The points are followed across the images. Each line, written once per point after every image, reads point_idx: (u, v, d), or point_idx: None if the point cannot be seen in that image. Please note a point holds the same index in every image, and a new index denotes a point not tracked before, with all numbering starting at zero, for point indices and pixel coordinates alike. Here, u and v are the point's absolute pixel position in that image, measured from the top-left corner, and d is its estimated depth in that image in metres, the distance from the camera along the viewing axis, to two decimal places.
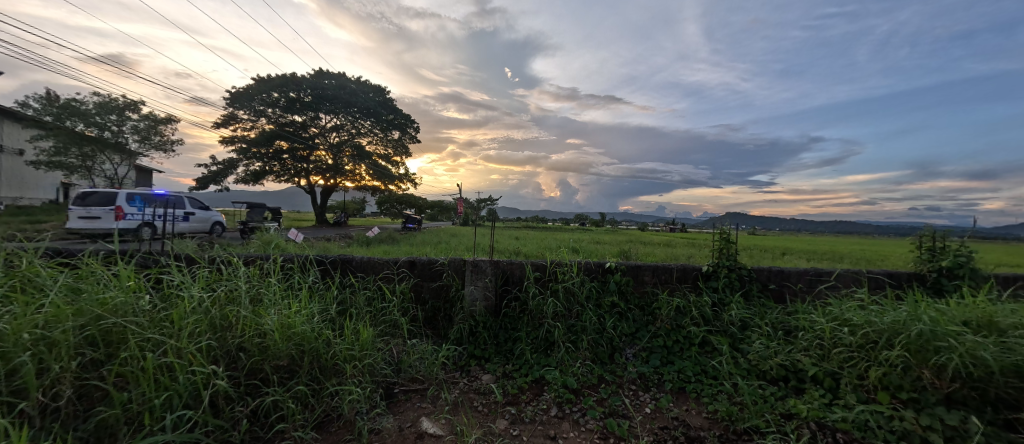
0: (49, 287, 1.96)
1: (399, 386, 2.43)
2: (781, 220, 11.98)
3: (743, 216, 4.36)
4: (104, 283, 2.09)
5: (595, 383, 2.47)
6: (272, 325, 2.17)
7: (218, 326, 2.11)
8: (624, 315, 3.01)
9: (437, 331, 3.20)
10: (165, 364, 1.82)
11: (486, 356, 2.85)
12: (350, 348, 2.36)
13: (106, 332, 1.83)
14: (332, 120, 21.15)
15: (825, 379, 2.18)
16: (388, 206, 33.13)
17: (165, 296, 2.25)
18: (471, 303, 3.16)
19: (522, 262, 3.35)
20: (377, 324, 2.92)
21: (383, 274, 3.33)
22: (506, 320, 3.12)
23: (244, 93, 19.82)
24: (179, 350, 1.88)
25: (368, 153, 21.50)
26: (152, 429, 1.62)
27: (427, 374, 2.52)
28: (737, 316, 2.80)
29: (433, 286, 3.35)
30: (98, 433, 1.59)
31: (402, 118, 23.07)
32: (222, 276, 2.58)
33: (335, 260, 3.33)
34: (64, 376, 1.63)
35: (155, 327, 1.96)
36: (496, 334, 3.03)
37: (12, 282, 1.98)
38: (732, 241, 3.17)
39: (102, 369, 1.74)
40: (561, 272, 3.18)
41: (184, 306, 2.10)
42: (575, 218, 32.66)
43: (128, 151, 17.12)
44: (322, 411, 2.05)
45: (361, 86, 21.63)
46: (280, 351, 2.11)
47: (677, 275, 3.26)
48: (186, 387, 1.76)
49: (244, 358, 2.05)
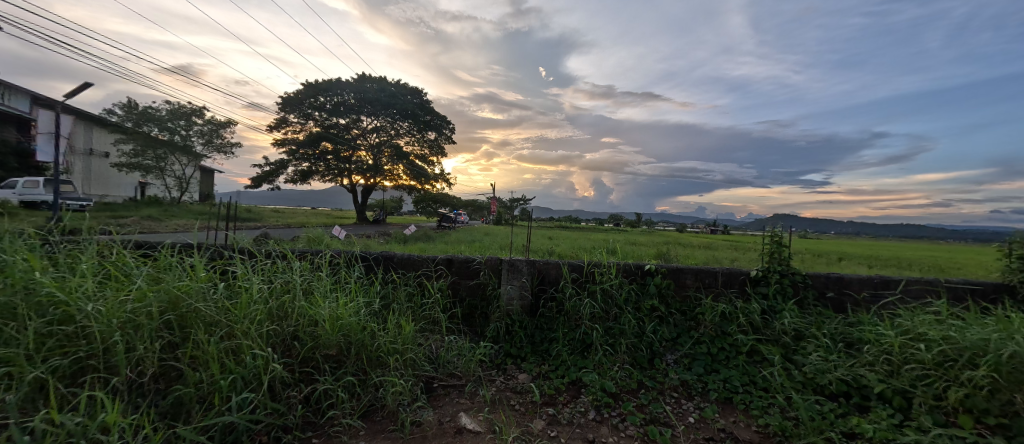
0: (135, 276, 2.19)
1: (438, 381, 2.50)
2: (837, 222, 11.10)
3: (794, 218, 4.08)
4: (179, 273, 2.32)
5: (634, 388, 2.41)
6: (324, 316, 2.32)
7: (276, 315, 2.29)
8: (663, 319, 2.93)
9: (474, 328, 3.25)
10: (232, 349, 1.97)
11: (522, 355, 2.86)
12: (393, 341, 2.46)
13: (183, 316, 2.03)
14: (372, 122, 22.04)
15: (894, 397, 1.99)
16: (424, 205, 34.31)
17: (231, 286, 2.45)
18: (507, 302, 3.20)
19: (559, 262, 3.35)
20: (418, 319, 3.03)
21: (422, 271, 3.42)
22: (542, 320, 3.13)
23: (293, 97, 21.18)
24: (243, 336, 2.04)
25: (406, 153, 22.22)
26: (221, 408, 1.75)
27: (464, 370, 2.58)
28: (791, 325, 2.63)
29: (470, 284, 3.40)
30: (176, 408, 1.75)
31: (437, 119, 23.70)
32: (279, 269, 2.79)
33: (378, 256, 3.47)
34: (148, 356, 1.80)
35: (224, 313, 2.14)
36: (531, 334, 3.04)
37: (107, 270, 2.24)
38: (785, 245, 2.97)
39: (177, 351, 1.91)
40: (599, 272, 3.14)
41: (247, 295, 2.29)
42: (609, 218, 32.10)
43: (193, 153, 18.70)
44: (367, 401, 2.14)
45: (400, 88, 22.40)
46: (331, 342, 2.24)
47: (723, 280, 3.12)
48: (249, 371, 1.90)
49: (298, 346, 2.19)
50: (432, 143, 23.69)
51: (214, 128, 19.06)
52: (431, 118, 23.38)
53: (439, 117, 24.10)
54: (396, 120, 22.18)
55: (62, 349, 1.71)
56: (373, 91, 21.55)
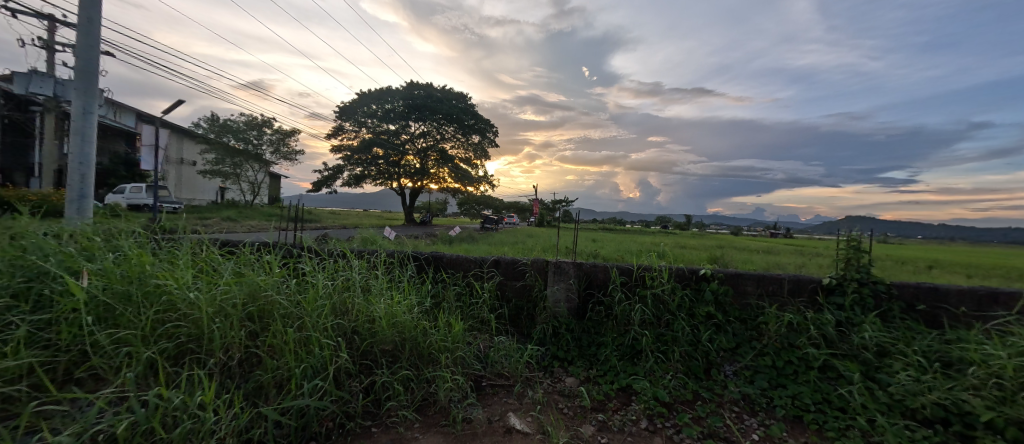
0: (224, 270, 2.46)
1: (486, 379, 2.55)
2: (924, 225, 9.85)
3: (873, 220, 3.69)
4: (258, 269, 2.57)
5: (690, 399, 2.30)
6: (381, 314, 2.45)
7: (339, 310, 2.46)
8: (721, 327, 2.77)
9: (521, 329, 3.28)
10: (303, 340, 2.14)
11: (570, 358, 2.84)
12: (444, 339, 2.55)
13: (262, 308, 2.25)
14: (420, 128, 22.98)
15: (1008, 429, 1.72)
16: (468, 207, 35.16)
17: (301, 281, 2.67)
18: (554, 303, 3.20)
19: (607, 265, 3.28)
20: (466, 317, 3.12)
21: (470, 271, 3.51)
22: (590, 324, 3.09)
23: (350, 106, 22.69)
24: (312, 328, 2.22)
25: (451, 157, 22.93)
26: (294, 393, 1.91)
27: (512, 370, 2.60)
28: (873, 340, 2.37)
29: (516, 285, 3.44)
30: (257, 391, 1.93)
31: (481, 123, 24.23)
32: (341, 267, 3.00)
33: (429, 257, 3.60)
34: (234, 342, 2.01)
35: (295, 306, 2.34)
36: (578, 337, 3.01)
37: (201, 265, 2.53)
38: (865, 251, 2.69)
39: (258, 339, 2.11)
40: (649, 277, 3.04)
41: (315, 291, 2.48)
42: (655, 221, 30.89)
43: (264, 160, 20.59)
44: (421, 395, 2.24)
45: (446, 94, 23.21)
46: (387, 337, 2.37)
47: (789, 288, 2.89)
48: (317, 361, 2.05)
49: (358, 340, 2.34)
50: (476, 146, 24.25)
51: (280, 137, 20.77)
52: (475, 122, 23.96)
53: (483, 121, 24.60)
54: (442, 125, 22.97)
55: (167, 333, 1.96)
56: (421, 98, 22.51)
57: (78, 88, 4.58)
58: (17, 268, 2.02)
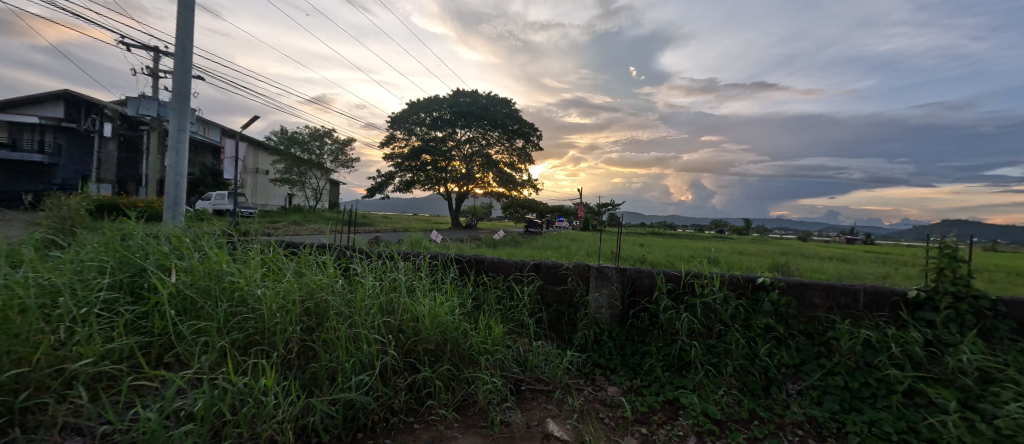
0: (286, 269, 2.69)
1: (526, 384, 2.54)
2: None
3: (975, 224, 3.19)
4: (315, 270, 2.78)
5: (745, 418, 2.12)
6: (424, 314, 2.55)
7: (386, 309, 2.59)
8: (781, 342, 2.53)
9: (561, 335, 3.23)
10: (353, 336, 2.28)
11: (612, 366, 2.74)
12: (484, 341, 2.59)
13: (317, 305, 2.43)
14: (466, 134, 23.65)
15: None
16: (512, 211, 35.46)
17: (352, 281, 2.85)
18: (595, 310, 3.12)
19: (652, 271, 3.15)
20: (506, 320, 3.14)
21: (512, 274, 3.52)
22: (634, 332, 2.98)
23: (401, 115, 23.94)
24: (361, 325, 2.36)
25: (496, 161, 23.33)
26: (343, 386, 2.03)
27: (552, 376, 2.57)
28: (973, 363, 2.03)
29: (557, 290, 3.40)
30: (312, 382, 2.07)
31: (525, 128, 24.46)
32: (388, 268, 3.16)
33: (470, 259, 3.67)
34: (293, 335, 2.18)
35: (347, 304, 2.50)
36: (622, 345, 2.91)
37: (268, 264, 2.80)
38: (963, 260, 2.32)
39: (314, 333, 2.28)
40: (700, 284, 2.86)
41: (364, 290, 2.64)
42: (710, 225, 29.08)
43: (325, 168, 22.31)
44: (461, 395, 2.29)
45: (491, 100, 23.72)
46: (429, 337, 2.45)
47: (865, 300, 2.59)
48: (365, 357, 2.17)
49: (403, 338, 2.45)
50: (520, 150, 24.49)
51: (339, 146, 22.36)
52: (519, 126, 24.22)
53: (527, 126, 24.76)
54: (488, 130, 23.48)
55: (239, 326, 2.17)
56: (467, 105, 23.19)
57: (175, 109, 5.28)
58: (124, 264, 2.36)
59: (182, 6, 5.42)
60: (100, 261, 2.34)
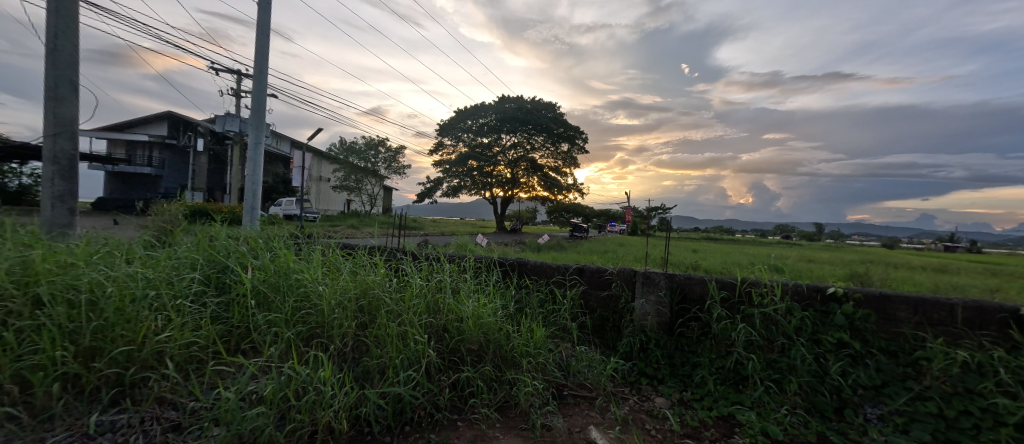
0: (343, 269, 2.91)
1: (568, 389, 2.51)
2: None
3: None
4: (369, 270, 2.97)
5: (813, 442, 1.92)
6: (468, 314, 2.62)
7: (432, 309, 2.70)
8: (857, 360, 2.27)
9: (605, 341, 3.15)
10: (402, 333, 2.39)
11: (659, 376, 2.62)
12: (526, 344, 2.61)
13: (370, 302, 2.59)
14: (511, 139, 23.97)
15: None
16: (557, 215, 35.24)
17: (401, 281, 3.01)
18: (641, 316, 3.01)
19: (704, 278, 2.98)
20: (549, 324, 3.12)
21: (554, 278, 3.50)
22: (683, 341, 2.83)
23: (449, 123, 24.84)
24: (409, 323, 2.48)
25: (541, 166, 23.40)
26: (392, 380, 2.14)
27: (595, 383, 2.51)
28: None
29: (601, 295, 3.32)
30: (364, 375, 2.20)
31: (570, 131, 24.32)
32: (435, 269, 3.29)
33: (513, 262, 3.71)
34: (348, 330, 2.35)
35: (396, 303, 2.64)
36: (670, 355, 2.77)
37: (328, 264, 3.04)
38: None
39: (367, 329, 2.43)
40: (758, 293, 2.65)
41: (412, 290, 2.77)
42: (773, 230, 26.83)
43: (379, 175, 23.71)
44: (503, 396, 2.31)
45: (536, 105, 23.86)
46: (472, 337, 2.51)
47: (964, 317, 2.25)
48: (412, 354, 2.28)
49: (448, 337, 2.53)
50: (565, 154, 24.37)
51: (392, 154, 23.54)
52: (564, 130, 24.12)
53: (572, 129, 24.55)
54: (532, 135, 23.65)
55: (302, 319, 2.37)
56: (512, 111, 23.53)
57: (253, 125, 5.93)
58: (210, 262, 2.68)
59: (260, 33, 6.11)
60: (191, 259, 2.68)
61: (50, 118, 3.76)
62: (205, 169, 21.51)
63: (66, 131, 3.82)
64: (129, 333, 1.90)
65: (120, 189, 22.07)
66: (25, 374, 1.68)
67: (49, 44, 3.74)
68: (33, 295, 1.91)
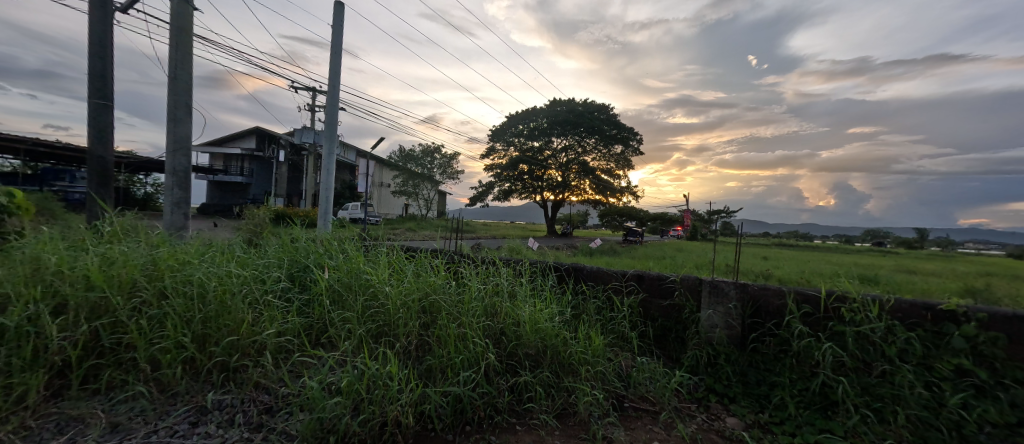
0: (407, 270, 3.07)
1: (629, 401, 2.41)
2: None
3: None
4: (430, 272, 3.10)
5: None
6: (525, 319, 2.63)
7: (490, 312, 2.75)
8: (982, 392, 1.92)
9: (668, 353, 2.99)
10: (462, 335, 2.46)
11: (731, 394, 2.43)
12: (584, 352, 2.56)
13: (431, 304, 2.70)
14: (562, 142, 23.82)
15: None
16: (609, 219, 34.34)
17: (460, 284, 3.11)
18: (708, 328, 2.82)
19: (782, 289, 2.71)
20: (607, 332, 3.04)
21: (612, 284, 3.39)
22: (758, 358, 2.60)
23: (501, 129, 25.27)
24: (468, 325, 2.54)
25: (593, 168, 23.00)
26: (454, 379, 2.21)
27: (658, 397, 2.39)
28: None
29: (663, 304, 3.16)
30: (427, 373, 2.29)
31: (624, 132, 23.64)
32: (491, 273, 3.35)
33: (569, 268, 3.66)
34: (412, 330, 2.46)
35: (457, 305, 2.73)
36: (742, 371, 2.57)
37: (393, 265, 3.22)
38: None
39: (429, 330, 2.54)
40: (851, 309, 2.35)
41: (471, 293, 2.85)
42: (859, 236, 23.88)
43: (434, 180, 24.78)
44: (561, 403, 2.29)
45: (588, 107, 23.49)
46: (530, 342, 2.52)
47: None
48: (471, 356, 2.32)
49: (505, 340, 2.56)
50: (618, 156, 23.76)
51: (447, 160, 24.74)
52: (618, 131, 23.46)
53: (626, 130, 23.84)
54: (584, 137, 23.34)
55: (371, 318, 2.53)
56: (563, 114, 23.35)
57: (327, 137, 6.50)
58: (293, 262, 2.98)
59: (334, 53, 6.70)
60: (279, 260, 2.99)
61: (170, 137, 4.43)
62: (285, 177, 23.99)
63: (183, 147, 4.48)
64: (232, 324, 2.16)
65: (218, 196, 25.30)
66: (155, 355, 1.97)
67: (172, 74, 4.41)
68: (160, 287, 2.24)
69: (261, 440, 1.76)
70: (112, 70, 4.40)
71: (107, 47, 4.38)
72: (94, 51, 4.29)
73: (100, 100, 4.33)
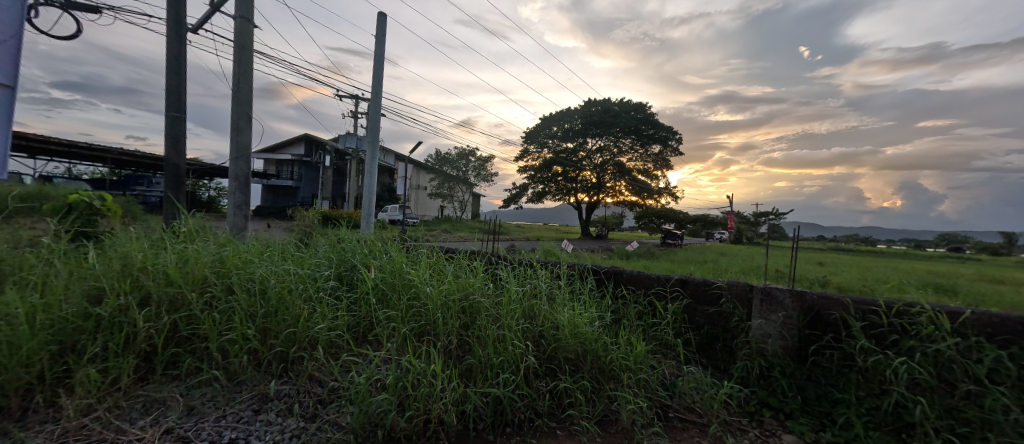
0: (447, 271, 3.14)
1: (674, 411, 2.32)
2: None
3: None
4: (469, 274, 3.16)
5: None
6: (564, 323, 2.60)
7: (528, 314, 2.76)
8: None
9: (716, 363, 2.85)
10: (502, 336, 2.48)
11: (787, 409, 2.27)
12: (626, 358, 2.50)
13: (471, 304, 2.75)
14: (597, 143, 23.44)
15: None
16: (646, 220, 33.34)
17: (498, 285, 3.14)
18: (760, 338, 2.70)
19: (844, 298, 2.51)
20: (648, 339, 2.95)
21: (653, 289, 3.28)
22: (817, 371, 2.42)
23: (535, 131, 25.23)
24: (508, 327, 2.56)
25: (629, 169, 22.44)
26: (494, 381, 2.22)
27: (706, 408, 2.29)
28: None
29: (709, 311, 3.02)
30: (468, 373, 2.33)
31: (663, 132, 22.89)
32: (529, 275, 3.35)
33: (608, 271, 3.58)
34: (452, 329, 2.52)
35: (496, 307, 2.76)
36: (799, 385, 2.40)
37: (434, 266, 3.31)
38: None
39: (469, 330, 2.58)
40: (927, 322, 2.14)
41: (509, 295, 2.87)
42: (931, 241, 21.61)
43: (469, 182, 25.23)
44: (602, 409, 2.25)
45: (624, 106, 22.98)
46: (569, 347, 2.48)
47: None
48: (511, 357, 2.33)
49: (544, 344, 2.55)
50: (656, 156, 23.05)
51: (482, 163, 25.10)
52: (656, 131, 22.75)
53: (664, 129, 23.07)
54: (620, 138, 22.84)
55: (414, 317, 2.61)
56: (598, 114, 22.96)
57: (370, 142, 6.79)
58: (342, 262, 3.13)
59: (377, 62, 7.00)
60: (329, 259, 3.16)
61: (234, 145, 4.82)
62: (330, 181, 25.36)
63: (244, 154, 4.85)
64: (289, 319, 2.31)
65: (271, 198, 27.19)
66: (224, 346, 2.14)
67: (235, 87, 4.80)
68: (227, 283, 2.43)
69: (315, 429, 1.86)
70: (185, 86, 4.86)
71: (182, 65, 4.85)
72: (171, 69, 4.77)
73: (175, 113, 4.79)
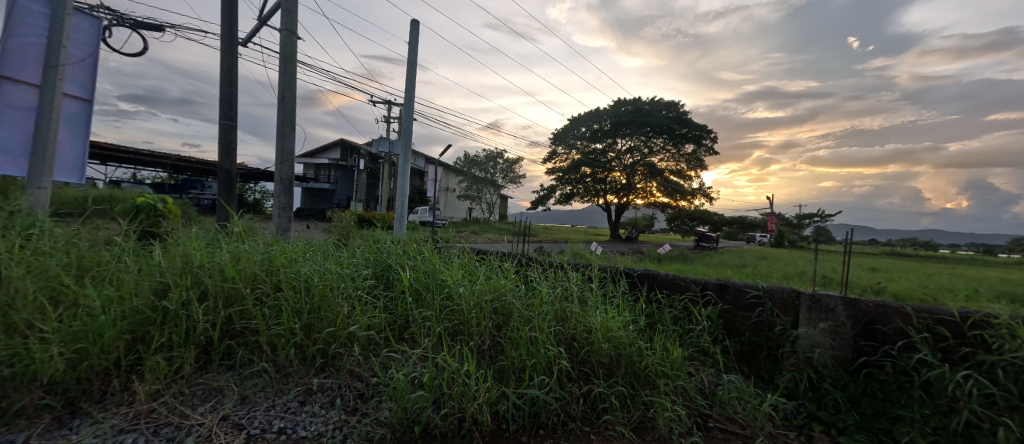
0: (479, 272, 3.19)
1: (714, 421, 2.23)
2: None
3: None
4: (500, 275, 3.18)
5: None
6: (597, 326, 2.57)
7: (560, 316, 2.75)
8: None
9: (758, 372, 2.71)
10: (534, 338, 2.48)
11: (840, 424, 2.13)
12: (662, 364, 2.43)
13: (503, 305, 2.77)
14: (627, 143, 22.97)
15: None
16: (678, 222, 32.27)
17: (529, 287, 3.14)
18: (808, 348, 2.53)
19: (903, 307, 2.33)
20: (685, 345, 2.85)
21: (689, 294, 3.17)
22: (874, 385, 2.25)
23: (563, 132, 25.06)
24: (540, 329, 2.55)
25: (661, 170, 21.83)
26: (528, 383, 2.23)
27: (749, 419, 2.18)
28: None
29: (751, 318, 2.88)
30: (501, 374, 2.34)
31: (697, 130, 22.11)
32: (560, 277, 3.34)
33: (641, 274, 3.50)
34: (485, 330, 2.55)
35: (527, 308, 2.76)
36: (853, 399, 2.24)
37: (466, 267, 3.37)
38: None
39: (502, 332, 2.60)
40: (1003, 336, 1.95)
41: (541, 297, 2.87)
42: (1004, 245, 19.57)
43: (497, 184, 25.42)
44: (638, 415, 2.20)
45: (655, 105, 22.40)
46: (602, 350, 2.45)
47: None
48: (544, 359, 2.32)
49: (577, 347, 2.52)
50: (690, 156, 22.29)
51: (509, 165, 25.23)
52: (689, 130, 22.02)
53: (699, 128, 22.28)
54: (651, 137, 22.28)
55: (447, 317, 2.66)
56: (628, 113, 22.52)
57: (403, 146, 6.99)
58: (378, 262, 3.24)
59: (409, 67, 7.20)
60: (366, 259, 3.28)
61: (279, 150, 5.11)
62: (364, 184, 26.33)
63: (287, 159, 5.13)
64: (331, 316, 2.42)
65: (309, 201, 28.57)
66: (273, 339, 2.27)
67: (280, 95, 5.09)
68: (275, 280, 2.58)
69: (356, 422, 1.95)
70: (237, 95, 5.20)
71: (233, 76, 5.20)
72: (224, 80, 5.13)
73: (227, 121, 5.15)
